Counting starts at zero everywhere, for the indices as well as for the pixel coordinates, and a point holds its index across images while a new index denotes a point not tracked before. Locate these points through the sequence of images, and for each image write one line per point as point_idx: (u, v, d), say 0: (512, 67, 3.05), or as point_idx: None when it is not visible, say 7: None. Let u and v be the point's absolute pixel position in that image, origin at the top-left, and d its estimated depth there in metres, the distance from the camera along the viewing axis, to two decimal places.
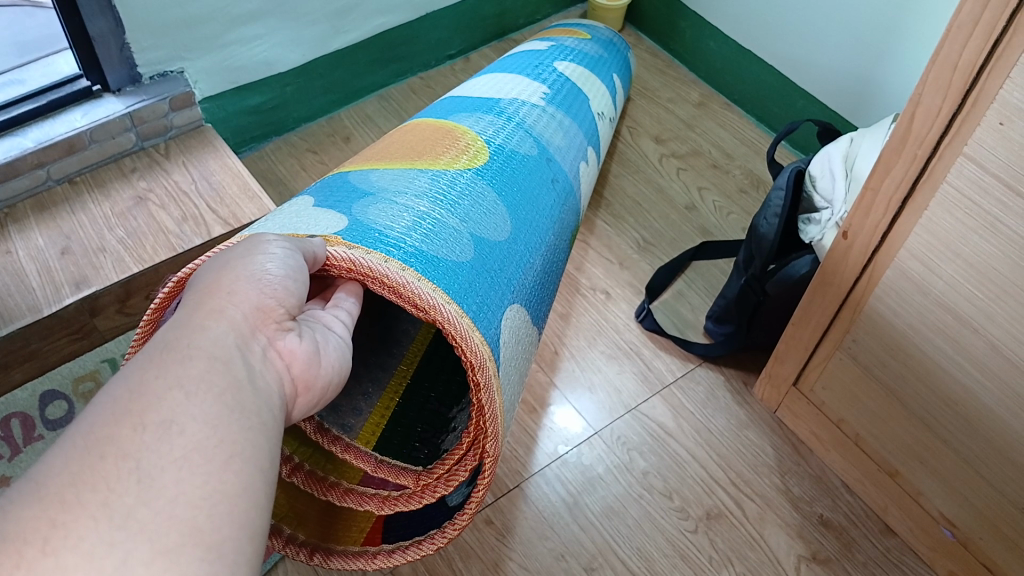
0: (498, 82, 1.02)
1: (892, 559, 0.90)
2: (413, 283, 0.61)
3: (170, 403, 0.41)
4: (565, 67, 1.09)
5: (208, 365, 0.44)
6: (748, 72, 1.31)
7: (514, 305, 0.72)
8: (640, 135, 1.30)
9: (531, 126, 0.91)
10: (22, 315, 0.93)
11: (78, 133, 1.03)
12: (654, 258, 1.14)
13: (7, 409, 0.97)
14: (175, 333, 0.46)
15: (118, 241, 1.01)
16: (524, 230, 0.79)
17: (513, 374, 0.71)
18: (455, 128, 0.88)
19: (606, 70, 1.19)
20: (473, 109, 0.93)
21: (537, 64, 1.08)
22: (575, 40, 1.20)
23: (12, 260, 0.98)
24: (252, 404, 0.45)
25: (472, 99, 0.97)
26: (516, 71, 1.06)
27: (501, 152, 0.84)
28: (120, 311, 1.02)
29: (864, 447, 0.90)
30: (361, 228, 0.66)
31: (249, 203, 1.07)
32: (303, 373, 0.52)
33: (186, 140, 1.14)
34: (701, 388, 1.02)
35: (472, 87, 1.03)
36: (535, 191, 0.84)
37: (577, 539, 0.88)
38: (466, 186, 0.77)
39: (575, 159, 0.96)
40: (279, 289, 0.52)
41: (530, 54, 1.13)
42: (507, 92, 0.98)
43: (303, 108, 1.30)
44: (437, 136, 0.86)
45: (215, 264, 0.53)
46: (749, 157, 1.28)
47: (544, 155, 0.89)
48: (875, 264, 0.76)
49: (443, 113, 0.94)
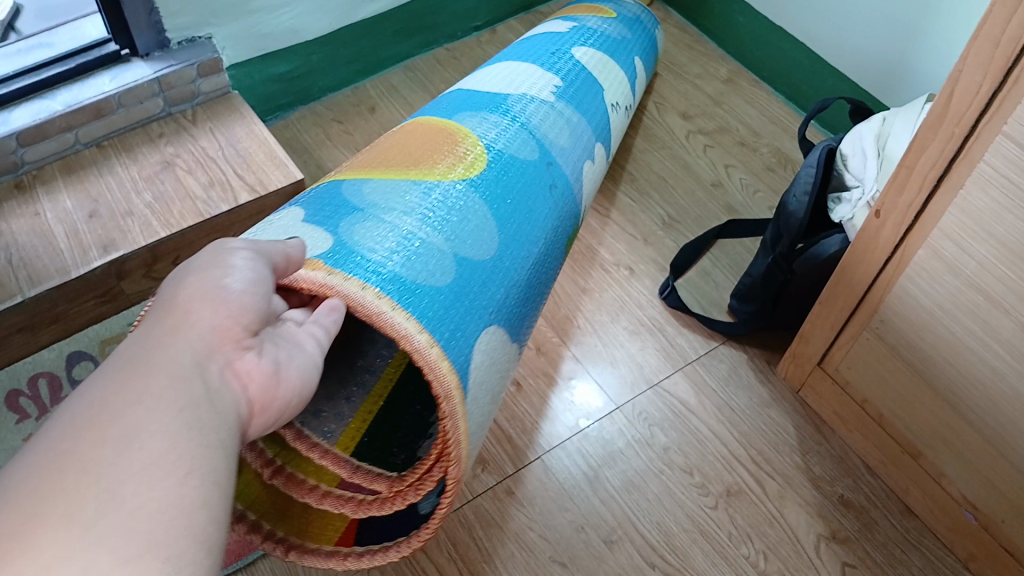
0: (508, 74, 1.00)
1: (912, 540, 0.89)
2: (387, 313, 0.62)
3: (130, 420, 0.41)
4: (582, 54, 1.08)
5: (166, 383, 0.44)
6: (778, 49, 1.29)
7: (491, 328, 0.72)
8: (667, 110, 1.29)
9: (532, 129, 0.90)
10: (49, 276, 0.94)
11: (106, 96, 1.03)
12: (679, 235, 1.14)
13: (35, 369, 0.98)
14: (138, 348, 0.46)
15: (146, 205, 1.02)
16: (511, 245, 0.78)
17: (485, 397, 0.71)
18: (455, 130, 0.86)
19: (624, 55, 1.17)
20: (477, 107, 0.91)
21: (554, 51, 1.06)
22: (598, 19, 1.18)
23: (40, 223, 0.99)
24: (210, 421, 0.45)
25: (480, 93, 0.96)
26: (530, 60, 1.04)
27: (500, 158, 0.83)
28: (147, 275, 1.03)
29: (887, 427, 0.89)
30: (341, 250, 0.65)
31: (275, 170, 1.07)
32: (260, 394, 0.51)
33: (213, 107, 1.14)
34: (723, 366, 1.02)
35: (481, 79, 1.01)
36: (528, 199, 0.82)
37: (597, 512, 0.89)
38: (459, 199, 0.76)
39: (579, 159, 0.95)
40: (240, 305, 0.51)
41: (549, 37, 1.11)
42: (514, 88, 0.96)
43: (328, 77, 1.30)
44: (434, 138, 0.85)
45: (179, 275, 0.52)
46: (777, 134, 1.27)
47: (545, 159, 0.88)
48: (908, 243, 0.75)
49: (444, 110, 0.93)
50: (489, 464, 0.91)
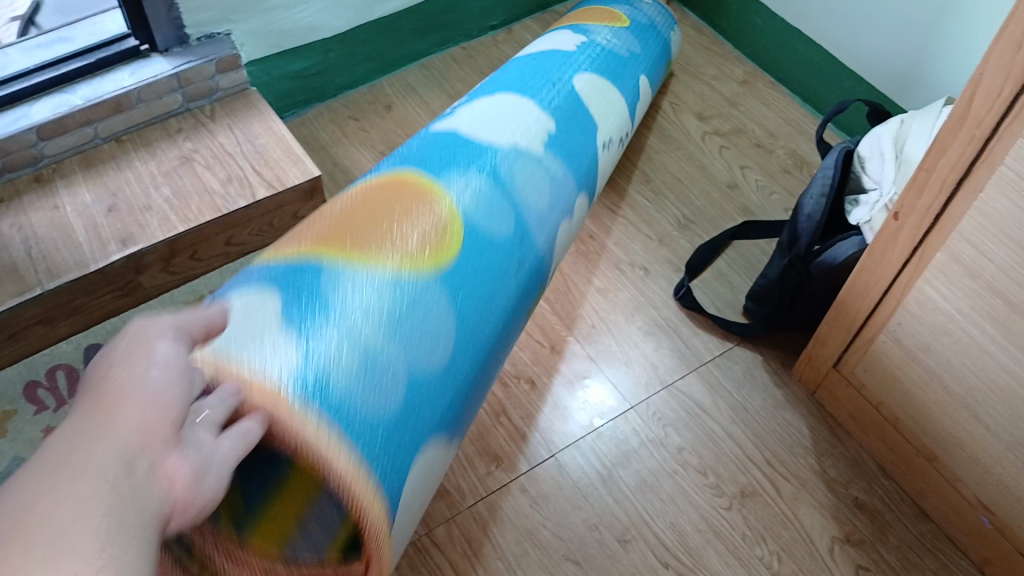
0: (497, 110, 0.89)
1: (926, 543, 0.89)
2: (320, 440, 0.56)
3: (52, 524, 0.34)
4: (581, 80, 1.00)
5: (93, 485, 0.37)
6: (794, 50, 1.29)
7: (430, 446, 0.67)
8: (683, 111, 1.29)
9: (506, 194, 0.80)
10: (68, 269, 0.94)
11: (126, 91, 1.04)
12: (694, 236, 1.14)
13: (52, 361, 0.99)
14: (59, 443, 0.39)
15: (164, 200, 1.02)
16: (469, 344, 0.71)
17: (409, 510, 0.68)
18: (423, 188, 0.76)
19: (627, 74, 1.11)
20: (454, 156, 0.80)
21: (553, 78, 0.97)
22: (607, 33, 1.13)
23: (59, 216, 0.99)
24: (136, 526, 0.37)
25: (460, 134, 0.84)
26: (529, 87, 0.95)
27: (477, 234, 0.75)
28: (164, 270, 1.03)
29: (903, 431, 0.89)
30: (289, 365, 0.58)
31: (292, 166, 1.07)
32: (186, 499, 0.42)
33: (231, 103, 1.15)
34: (738, 367, 1.02)
35: (468, 111, 0.89)
36: (497, 286, 0.75)
37: (611, 511, 0.89)
38: (425, 291, 0.68)
39: (557, 221, 0.87)
40: (167, 399, 0.43)
41: (550, 60, 1.01)
42: (499, 133, 0.85)
43: (345, 75, 1.30)
44: (398, 195, 0.74)
45: (103, 363, 0.44)
46: (793, 136, 1.27)
47: (521, 232, 0.80)
48: (927, 246, 0.75)
49: (419, 152, 0.82)
50: (503, 462, 0.92)
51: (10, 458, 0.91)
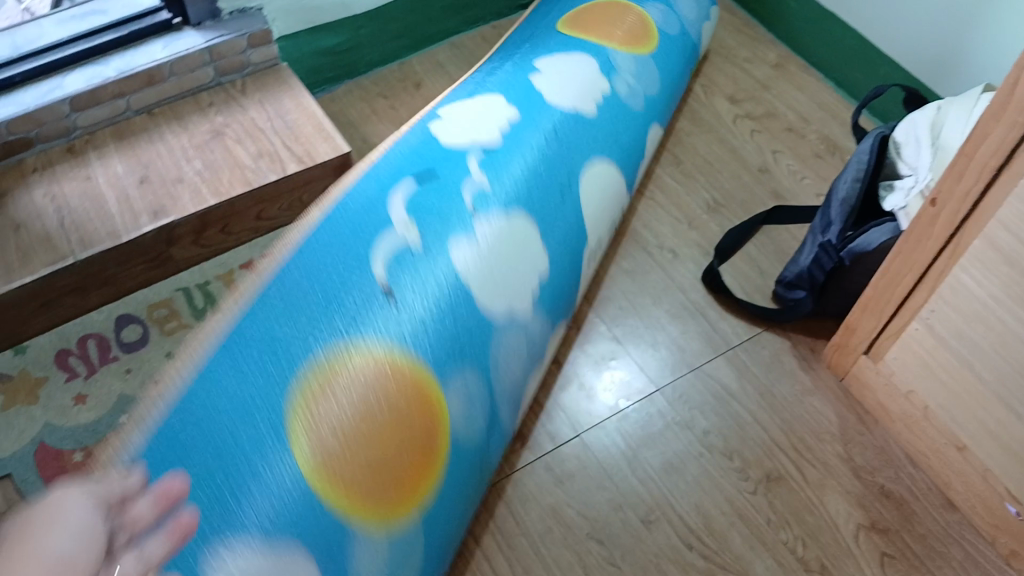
0: (510, 249, 0.78)
1: (952, 533, 0.88)
2: None
3: None
4: (589, 174, 0.91)
5: None
6: (829, 34, 1.28)
7: None
8: (714, 94, 1.28)
9: (481, 411, 0.75)
10: (101, 240, 0.95)
11: (158, 64, 1.04)
12: (723, 219, 1.13)
13: (84, 330, 0.99)
14: None
15: (195, 173, 1.02)
16: (435, 542, 0.70)
17: None
18: (425, 390, 0.66)
19: (638, 130, 1.03)
20: (458, 332, 0.70)
21: (566, 179, 0.87)
22: (627, 70, 1.04)
23: (92, 186, 1.00)
24: None
25: (472, 286, 0.72)
26: (545, 193, 0.84)
27: (460, 453, 0.71)
28: (195, 243, 1.04)
29: (932, 420, 0.88)
30: None
31: (322, 142, 1.07)
32: None
33: (262, 78, 1.15)
34: (766, 352, 1.01)
35: (485, 234, 0.76)
36: (464, 478, 0.73)
37: (635, 492, 0.89)
38: (409, 548, 0.65)
39: (526, 374, 0.84)
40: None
41: (569, 142, 0.89)
42: (505, 302, 0.76)
43: (376, 52, 1.30)
44: (400, 393, 0.63)
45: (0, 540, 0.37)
46: (826, 121, 1.25)
47: (491, 416, 0.77)
48: (966, 232, 0.74)
49: (422, 293, 0.69)
50: (529, 441, 0.92)
51: (41, 424, 0.91)
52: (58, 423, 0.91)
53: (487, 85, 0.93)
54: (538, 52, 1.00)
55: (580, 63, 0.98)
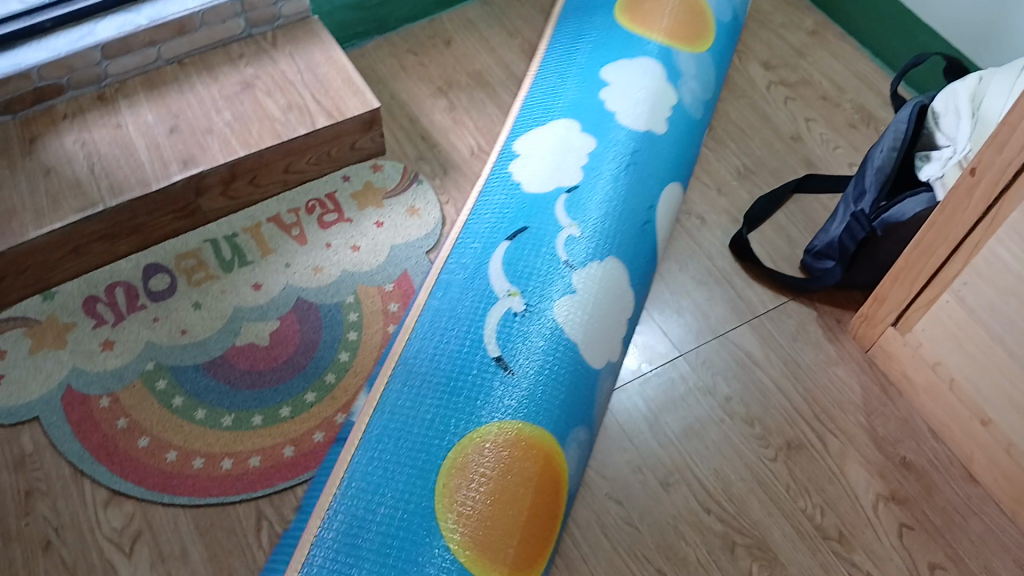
0: (608, 292, 0.82)
1: (972, 507, 0.88)
2: None
3: None
4: (664, 201, 0.94)
5: None
6: (868, 1, 1.25)
7: None
8: (749, 60, 1.26)
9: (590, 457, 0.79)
10: (131, 187, 0.95)
11: (189, 13, 1.04)
12: (753, 186, 1.12)
13: (112, 278, 0.99)
14: None
15: (225, 124, 1.02)
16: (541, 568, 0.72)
17: None
18: (542, 446, 0.70)
19: (697, 138, 1.04)
20: (566, 380, 0.75)
21: (648, 209, 0.90)
22: (691, 69, 1.06)
23: (122, 134, 1.00)
24: None
25: (574, 336, 0.77)
26: (630, 226, 0.87)
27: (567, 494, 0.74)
28: (224, 195, 1.03)
29: (957, 393, 0.87)
30: None
31: (352, 97, 1.06)
32: None
33: (293, 30, 1.14)
34: (791, 321, 1.01)
35: (583, 283, 0.80)
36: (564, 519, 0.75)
37: (655, 455, 0.89)
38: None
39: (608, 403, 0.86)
40: None
41: (645, 170, 0.92)
42: (608, 347, 0.81)
43: (406, 8, 1.29)
44: (516, 456, 0.68)
45: None
46: (861, 91, 1.23)
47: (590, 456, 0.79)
48: (1004, 203, 0.73)
49: (528, 354, 0.74)
50: None
51: (69, 368, 0.91)
52: (85, 368, 0.91)
53: (568, 89, 0.99)
54: (606, 57, 1.02)
55: (646, 70, 1.00)
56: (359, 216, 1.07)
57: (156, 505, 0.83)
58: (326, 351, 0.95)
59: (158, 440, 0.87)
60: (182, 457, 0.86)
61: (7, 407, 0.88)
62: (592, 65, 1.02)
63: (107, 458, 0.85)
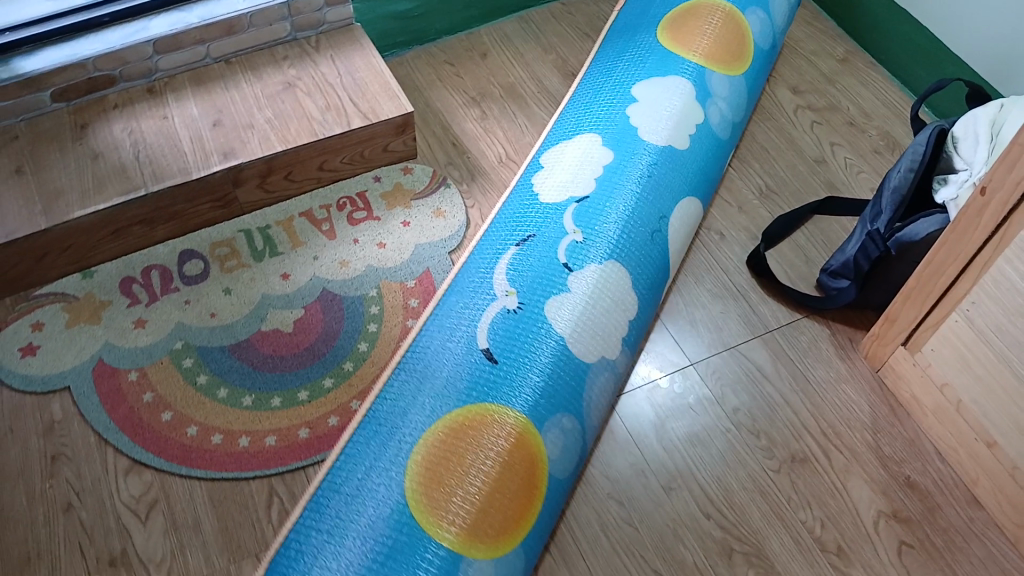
0: (605, 293, 0.83)
1: (975, 530, 0.88)
2: None
3: None
4: (677, 215, 0.96)
5: None
6: (899, 31, 1.27)
7: None
8: (778, 84, 1.28)
9: (578, 453, 0.79)
10: (173, 174, 1.00)
11: (238, 14, 1.09)
12: (774, 206, 1.14)
13: (148, 261, 1.03)
14: None
15: (266, 120, 1.07)
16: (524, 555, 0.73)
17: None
18: (517, 429, 0.72)
19: (722, 158, 1.06)
20: (552, 373, 0.76)
21: (657, 219, 0.92)
22: (721, 92, 1.08)
23: (167, 125, 1.05)
24: None
25: (563, 332, 0.79)
26: (634, 232, 0.88)
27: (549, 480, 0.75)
28: (260, 187, 1.07)
29: (964, 415, 0.88)
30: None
31: (388, 101, 1.10)
32: None
33: (335, 36, 1.19)
34: (804, 338, 1.02)
35: (578, 284, 0.82)
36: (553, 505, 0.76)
37: (659, 460, 0.91)
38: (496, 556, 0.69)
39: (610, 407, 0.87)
40: None
41: (661, 182, 0.94)
42: (605, 346, 0.82)
43: (446, 21, 1.33)
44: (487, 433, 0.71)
45: None
46: (888, 118, 1.25)
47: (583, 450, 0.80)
48: (1013, 221, 0.74)
49: (519, 348, 0.77)
50: None
51: (102, 342, 0.96)
52: (117, 343, 0.96)
53: (596, 105, 1.02)
54: (637, 74, 1.05)
55: (677, 89, 1.02)
56: (387, 215, 1.10)
57: (174, 477, 0.87)
58: (345, 341, 0.98)
59: (181, 414, 0.91)
60: (202, 432, 0.90)
61: (41, 376, 0.93)
62: (622, 82, 1.05)
63: (131, 430, 0.89)
